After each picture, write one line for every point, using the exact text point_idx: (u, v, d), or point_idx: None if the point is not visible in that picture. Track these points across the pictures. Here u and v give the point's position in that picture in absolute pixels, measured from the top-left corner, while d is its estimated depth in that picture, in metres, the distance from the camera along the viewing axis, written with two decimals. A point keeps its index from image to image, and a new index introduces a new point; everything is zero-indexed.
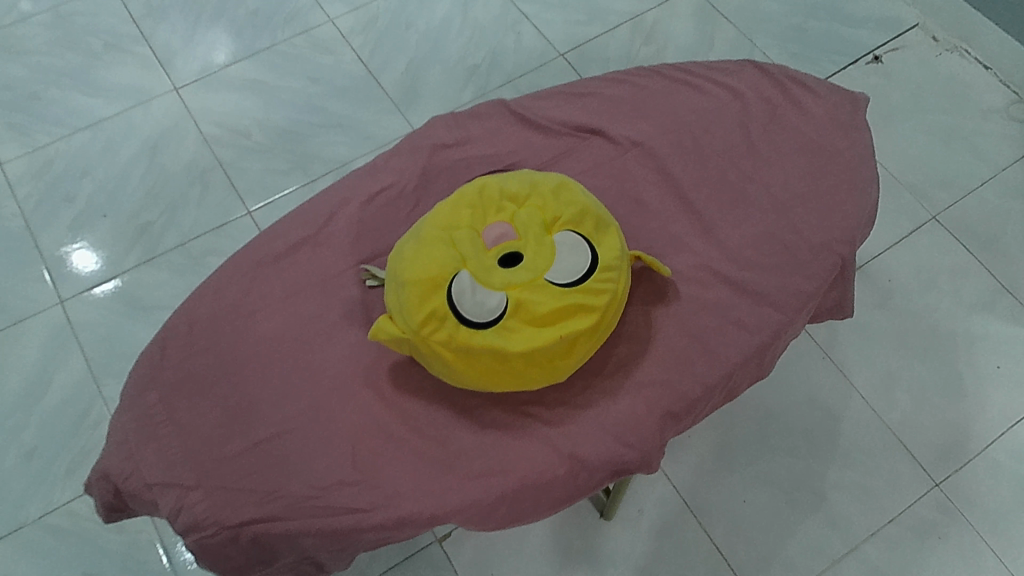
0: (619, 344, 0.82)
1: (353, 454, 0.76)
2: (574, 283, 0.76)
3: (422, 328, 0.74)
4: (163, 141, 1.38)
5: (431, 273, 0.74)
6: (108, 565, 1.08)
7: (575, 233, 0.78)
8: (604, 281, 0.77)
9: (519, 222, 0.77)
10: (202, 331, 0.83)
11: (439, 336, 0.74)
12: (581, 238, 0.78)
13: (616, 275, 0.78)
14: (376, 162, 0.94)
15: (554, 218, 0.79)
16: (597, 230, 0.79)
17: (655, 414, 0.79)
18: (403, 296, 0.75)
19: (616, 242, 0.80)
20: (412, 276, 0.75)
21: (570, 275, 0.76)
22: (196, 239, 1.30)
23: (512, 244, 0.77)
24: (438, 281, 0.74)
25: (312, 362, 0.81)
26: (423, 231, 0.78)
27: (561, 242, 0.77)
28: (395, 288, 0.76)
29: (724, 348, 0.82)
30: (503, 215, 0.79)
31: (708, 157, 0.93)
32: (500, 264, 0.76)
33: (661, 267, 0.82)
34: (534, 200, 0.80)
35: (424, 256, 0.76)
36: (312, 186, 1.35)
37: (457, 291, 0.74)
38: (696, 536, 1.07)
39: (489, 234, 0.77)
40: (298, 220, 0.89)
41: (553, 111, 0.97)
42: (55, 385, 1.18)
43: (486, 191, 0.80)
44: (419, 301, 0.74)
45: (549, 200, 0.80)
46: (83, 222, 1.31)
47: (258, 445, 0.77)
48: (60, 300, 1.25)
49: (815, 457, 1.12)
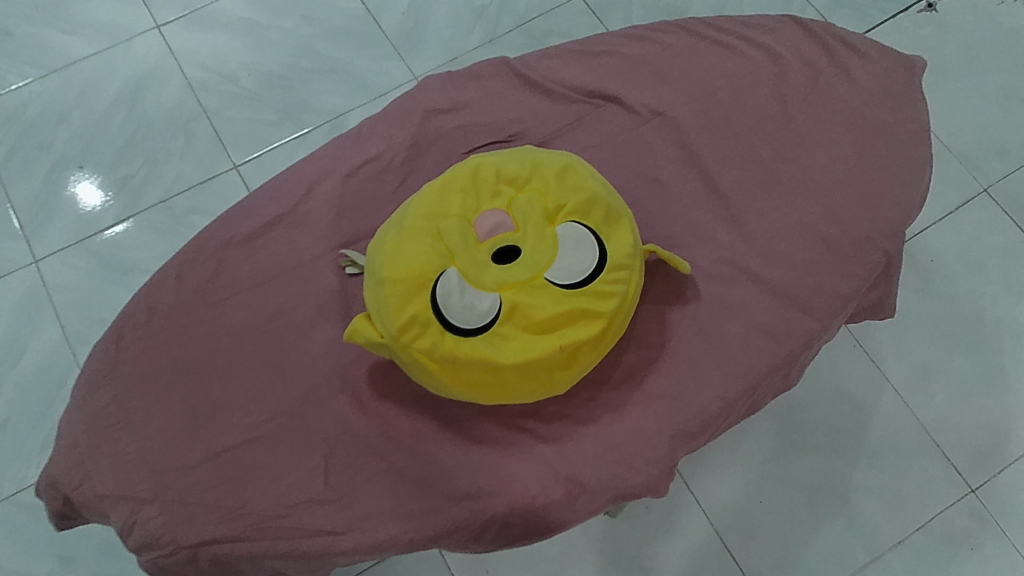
0: (628, 349, 0.72)
1: (325, 468, 0.69)
2: (578, 285, 0.66)
3: (403, 333, 0.65)
4: (144, 86, 1.27)
5: (414, 270, 0.65)
6: (83, 547, 1.02)
7: (580, 226, 0.68)
8: (613, 282, 0.67)
9: (516, 211, 0.67)
10: (162, 321, 0.74)
11: (422, 343, 0.65)
12: (587, 231, 0.67)
13: (627, 275, 0.68)
14: (361, 127, 0.83)
15: (558, 206, 0.68)
16: (607, 221, 0.69)
17: (666, 431, 0.70)
18: (382, 295, 0.66)
19: (628, 235, 0.70)
20: (392, 273, 0.65)
21: (573, 275, 0.66)
22: (178, 195, 1.20)
23: (508, 236, 0.67)
24: (421, 279, 0.65)
25: (284, 361, 0.72)
26: (406, 219, 0.68)
27: (565, 235, 0.67)
28: (373, 286, 0.67)
29: (749, 357, 0.73)
30: (498, 202, 0.68)
31: (739, 132, 0.82)
32: (494, 260, 0.66)
33: (679, 263, 0.71)
34: (536, 184, 0.69)
35: (406, 250, 0.66)
36: (305, 139, 1.24)
37: (443, 293, 0.64)
38: (707, 538, 1.00)
39: (481, 225, 0.67)
40: (271, 195, 0.79)
41: (563, 72, 0.85)
42: (29, 352, 1.11)
43: (479, 173, 0.70)
44: (399, 303, 0.65)
45: (552, 185, 0.69)
46: (58, 175, 1.21)
47: (221, 455, 0.69)
48: (35, 259, 1.16)
49: (840, 456, 1.04)
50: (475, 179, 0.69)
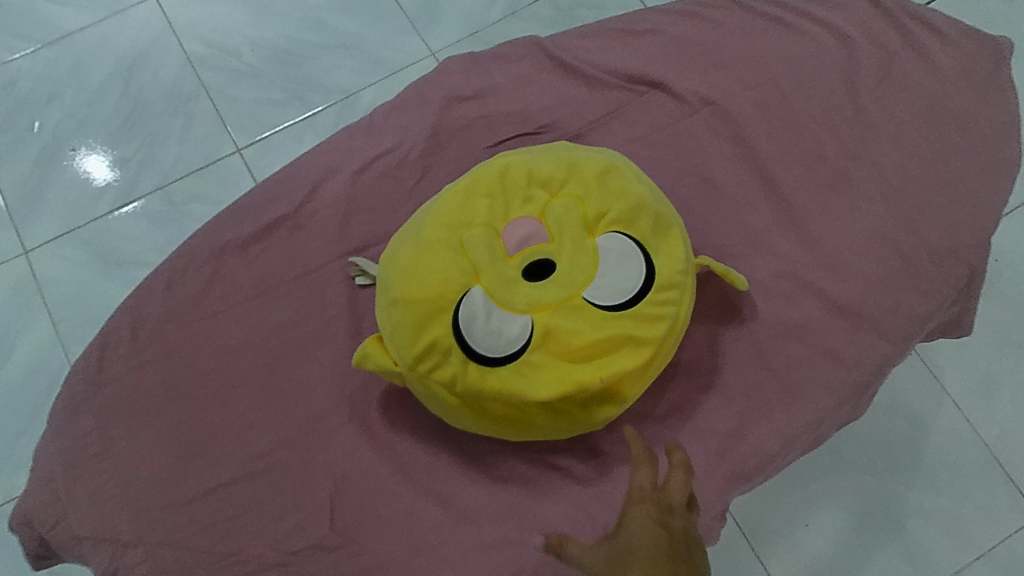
0: (675, 375, 0.64)
1: (332, 510, 0.61)
2: (622, 307, 0.57)
3: (421, 362, 0.57)
4: (141, 61, 1.17)
5: (431, 289, 0.56)
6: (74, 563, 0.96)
7: (625, 237, 0.58)
8: (661, 303, 0.58)
9: (551, 220, 0.58)
10: (149, 338, 0.66)
11: (442, 374, 0.57)
12: (633, 244, 0.58)
13: (678, 294, 0.59)
14: (373, 115, 0.74)
15: (597, 213, 0.59)
16: (655, 231, 0.60)
17: (717, 472, 0.62)
18: (396, 317, 0.57)
19: (679, 247, 0.60)
20: (408, 292, 0.57)
21: (615, 297, 0.57)
22: (177, 181, 1.12)
23: (541, 247, 0.57)
24: (441, 300, 0.56)
25: (285, 385, 0.64)
26: (425, 229, 0.59)
27: (607, 247, 0.57)
28: (387, 306, 0.59)
29: (812, 387, 0.64)
30: (529, 210, 0.59)
31: (801, 124, 0.72)
32: (525, 275, 0.57)
33: (735, 278, 0.62)
34: (573, 188, 0.60)
35: (425, 266, 0.57)
36: (313, 120, 1.15)
37: (465, 316, 0.55)
38: (748, 565, 0.92)
39: (509, 236, 0.58)
40: (272, 193, 0.70)
41: (601, 54, 0.75)
42: (19, 350, 1.04)
43: (507, 175, 0.61)
44: (417, 327, 0.56)
45: (591, 189, 0.60)
46: (48, 157, 1.12)
47: (215, 491, 0.62)
48: (25, 250, 1.08)
49: (893, 476, 0.95)
50: (504, 183, 0.60)
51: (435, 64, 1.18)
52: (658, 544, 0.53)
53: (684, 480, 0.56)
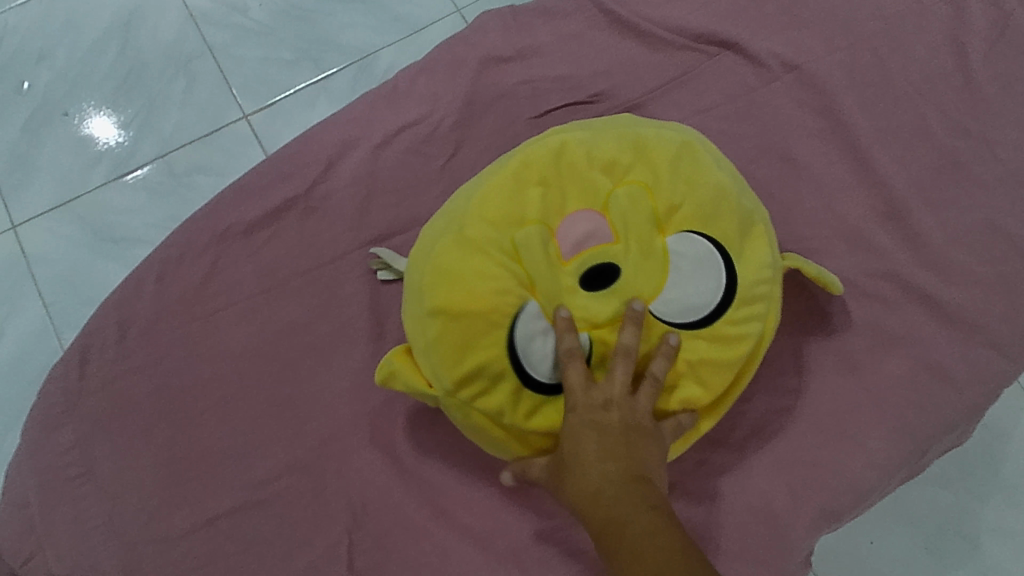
0: (753, 393, 0.54)
1: (350, 547, 0.52)
2: (696, 325, 0.47)
3: (463, 388, 0.47)
4: (139, 16, 1.07)
5: (477, 305, 0.45)
6: None
7: (704, 238, 0.48)
8: (745, 320, 0.48)
9: (618, 217, 0.47)
10: (137, 340, 0.56)
11: (490, 400, 0.47)
12: (714, 247, 0.48)
13: (765, 308, 0.49)
14: (397, 79, 0.63)
15: (669, 208, 0.48)
16: (738, 233, 0.49)
17: (801, 508, 0.53)
18: (432, 334, 0.46)
19: (764, 250, 0.50)
20: (448, 305, 0.46)
21: (693, 311, 0.47)
22: (177, 150, 1.02)
23: (605, 249, 0.46)
24: (490, 317, 0.45)
25: (295, 398, 0.55)
26: (463, 224, 0.47)
27: (681, 253, 0.47)
28: (416, 317, 0.47)
29: (914, 407, 0.54)
30: (590, 202, 0.48)
31: (902, 93, 0.61)
32: (584, 285, 0.46)
33: (830, 283, 0.52)
34: (640, 174, 0.49)
35: (468, 274, 0.46)
36: (327, 84, 1.05)
37: (519, 343, 0.45)
38: None
39: (567, 236, 0.46)
40: (279, 169, 0.60)
41: (665, 7, 0.64)
42: (7, 335, 0.95)
43: (560, 156, 0.49)
44: (461, 348, 0.46)
45: (663, 178, 0.48)
46: (38, 122, 1.02)
47: (214, 522, 0.53)
48: (13, 224, 0.99)
49: (967, 489, 0.85)
50: (556, 167, 0.49)
51: (462, 22, 1.08)
52: (597, 448, 0.45)
53: (623, 364, 0.45)
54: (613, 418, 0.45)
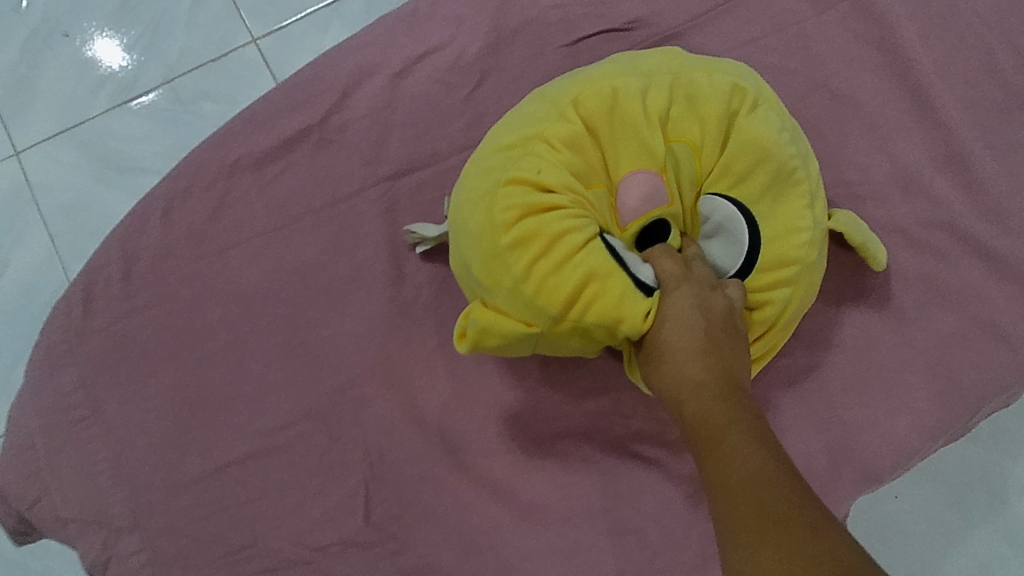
0: (795, 349, 0.51)
1: (364, 498, 0.50)
2: None
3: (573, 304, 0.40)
4: None
5: (565, 231, 0.40)
6: None
7: (723, 199, 0.45)
8: (772, 286, 0.45)
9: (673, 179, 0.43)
10: (143, 279, 0.53)
11: (604, 310, 0.40)
12: (734, 209, 0.44)
13: (795, 273, 0.45)
14: (419, 1, 0.58)
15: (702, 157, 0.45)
16: (770, 193, 0.45)
17: (840, 470, 0.50)
18: (523, 267, 0.40)
19: (801, 210, 0.45)
20: (529, 236, 0.40)
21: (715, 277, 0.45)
22: (184, 75, 0.97)
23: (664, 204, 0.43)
24: (587, 245, 0.40)
25: (309, 343, 0.52)
26: (524, 165, 0.42)
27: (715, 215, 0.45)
28: (489, 258, 0.41)
29: (966, 367, 0.51)
30: (652, 154, 0.43)
31: (968, 26, 0.56)
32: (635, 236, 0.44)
33: (873, 256, 0.49)
34: (688, 126, 0.45)
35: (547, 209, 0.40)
36: (340, 6, 0.99)
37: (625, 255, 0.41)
38: None
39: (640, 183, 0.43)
40: (292, 97, 0.56)
41: None
42: (13, 265, 0.92)
43: (619, 97, 0.44)
44: (564, 272, 0.40)
45: (712, 126, 0.44)
46: (38, 42, 0.97)
47: (225, 468, 0.51)
48: (16, 151, 0.95)
49: (1000, 445, 0.82)
50: (609, 110, 0.44)
51: None
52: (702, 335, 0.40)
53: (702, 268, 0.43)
54: (719, 302, 0.42)
